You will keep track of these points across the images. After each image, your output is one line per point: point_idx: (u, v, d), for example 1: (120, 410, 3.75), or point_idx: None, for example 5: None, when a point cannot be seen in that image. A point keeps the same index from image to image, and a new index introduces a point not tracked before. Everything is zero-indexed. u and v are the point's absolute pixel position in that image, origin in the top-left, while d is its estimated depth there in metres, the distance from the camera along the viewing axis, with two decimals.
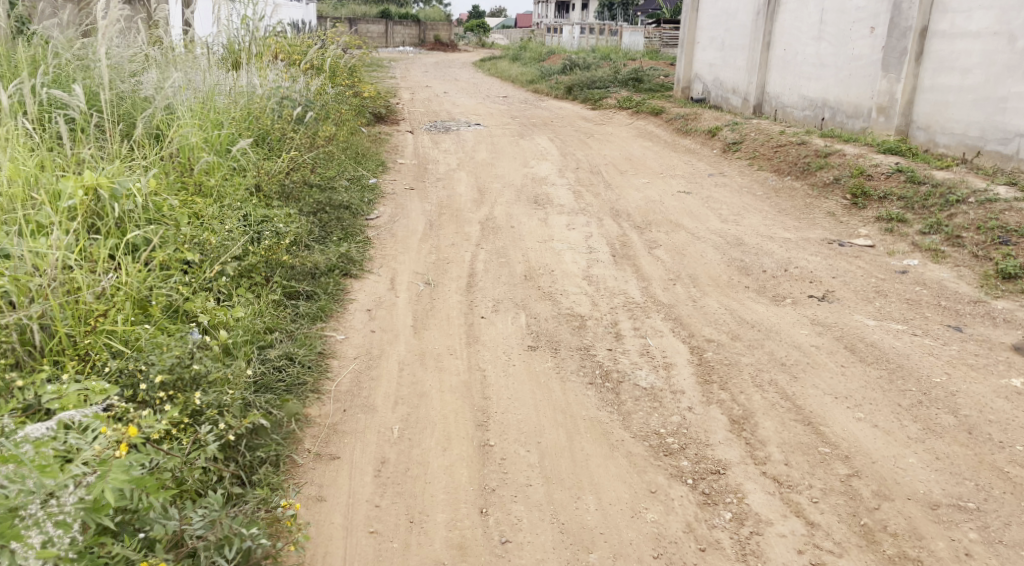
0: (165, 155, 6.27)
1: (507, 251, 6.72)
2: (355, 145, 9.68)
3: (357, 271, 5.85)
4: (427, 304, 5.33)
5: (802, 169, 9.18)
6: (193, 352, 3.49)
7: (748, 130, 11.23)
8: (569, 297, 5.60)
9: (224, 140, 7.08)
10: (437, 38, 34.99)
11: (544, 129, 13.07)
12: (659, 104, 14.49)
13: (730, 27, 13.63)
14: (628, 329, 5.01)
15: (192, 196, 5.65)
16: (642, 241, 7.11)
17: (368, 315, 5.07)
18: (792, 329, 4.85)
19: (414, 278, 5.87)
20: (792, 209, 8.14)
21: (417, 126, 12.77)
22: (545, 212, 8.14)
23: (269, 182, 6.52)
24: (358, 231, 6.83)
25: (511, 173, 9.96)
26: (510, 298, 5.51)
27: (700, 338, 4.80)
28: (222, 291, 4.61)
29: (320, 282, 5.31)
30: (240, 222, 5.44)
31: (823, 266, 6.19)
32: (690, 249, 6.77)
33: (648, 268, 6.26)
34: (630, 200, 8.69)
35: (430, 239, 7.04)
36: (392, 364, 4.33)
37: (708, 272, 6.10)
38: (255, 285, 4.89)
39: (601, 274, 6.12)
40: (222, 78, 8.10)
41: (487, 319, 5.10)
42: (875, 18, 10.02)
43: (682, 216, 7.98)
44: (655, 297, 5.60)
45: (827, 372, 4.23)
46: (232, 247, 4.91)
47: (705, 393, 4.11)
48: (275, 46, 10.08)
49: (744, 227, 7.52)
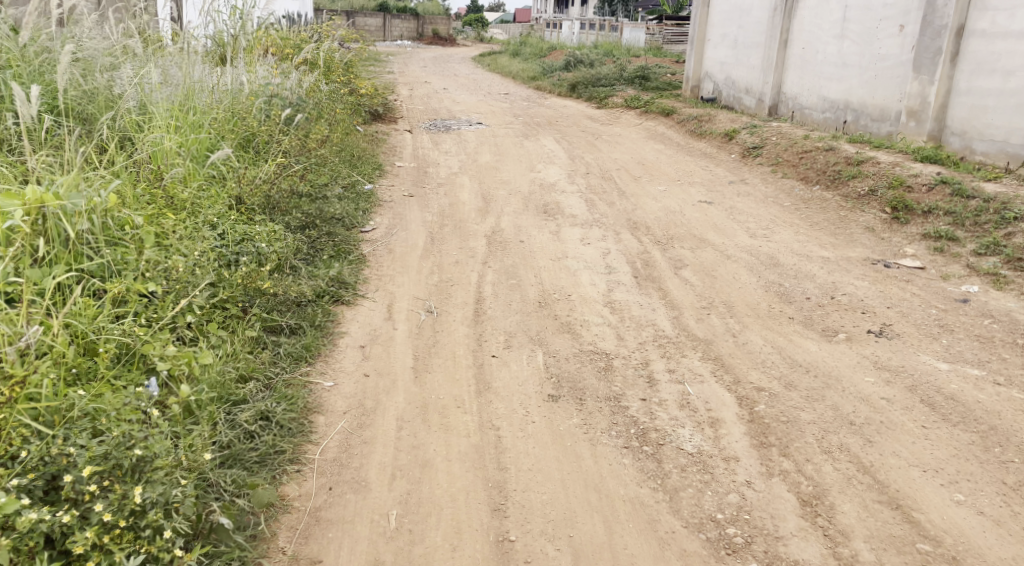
0: (133, 162, 5.62)
1: (517, 271, 6.06)
2: (350, 147, 8.99)
3: (349, 297, 5.19)
4: (428, 339, 4.68)
5: (833, 177, 8.49)
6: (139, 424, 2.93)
7: (769, 133, 10.55)
8: (590, 332, 4.92)
9: (203, 147, 6.41)
10: (435, 31, 34.24)
11: (550, 129, 12.39)
12: (669, 103, 13.78)
13: (744, 24, 12.93)
14: (663, 373, 4.34)
15: (161, 208, 5.00)
16: (666, 259, 6.45)
17: (362, 354, 4.40)
18: (854, 375, 4.15)
19: (414, 305, 5.20)
20: (826, 222, 7.47)
21: (416, 124, 12.10)
22: (556, 224, 7.48)
23: (253, 193, 5.84)
24: (352, 246, 6.12)
25: (517, 178, 9.28)
26: (523, 332, 4.84)
27: (747, 386, 4.12)
28: (189, 333, 3.99)
29: (306, 313, 4.64)
30: (215, 244, 4.79)
31: (873, 292, 5.50)
32: (720, 269, 6.11)
33: (677, 293, 5.60)
34: (648, 210, 8.03)
35: (432, 256, 6.36)
36: (387, 421, 3.66)
37: (744, 300, 5.43)
38: (229, 321, 4.25)
39: (624, 301, 5.46)
40: (206, 73, 7.42)
41: (500, 360, 4.42)
42: (905, 16, 9.35)
43: (707, 230, 7.32)
44: (688, 330, 4.93)
45: (906, 434, 3.55)
46: (205, 275, 4.26)
47: (764, 460, 3.43)
48: (266, 40, 9.39)
49: (776, 244, 6.85)
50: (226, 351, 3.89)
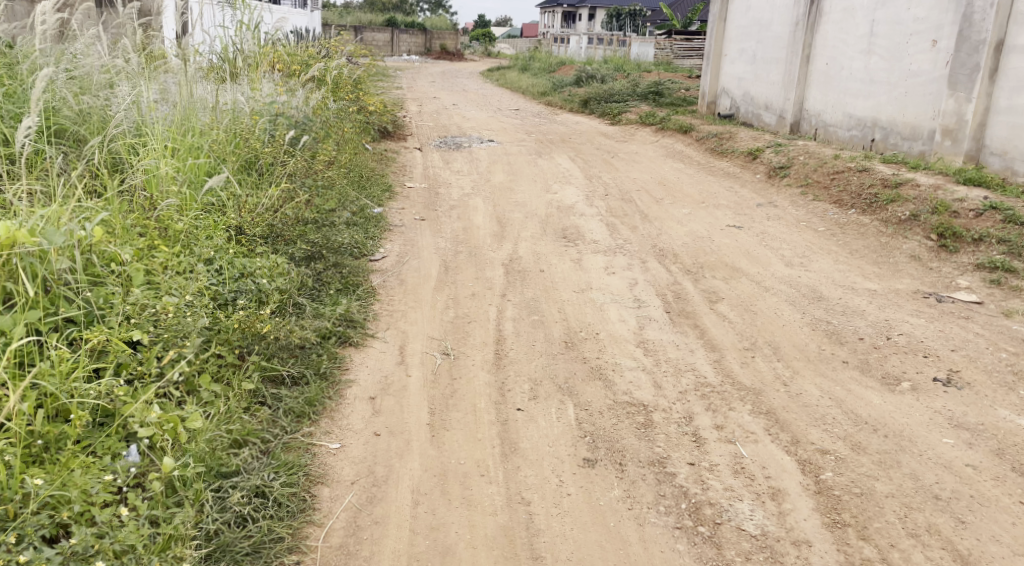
0: (125, 189, 5.20)
1: (539, 305, 5.60)
2: (359, 168, 8.55)
3: (358, 338, 4.73)
4: (446, 387, 4.22)
5: (869, 201, 8.01)
6: (97, 532, 2.74)
7: (795, 152, 10.09)
8: (624, 379, 4.44)
9: (202, 171, 5.98)
10: (443, 46, 33.82)
11: (564, 146, 11.94)
12: (686, 120, 13.32)
13: (763, 38, 12.46)
14: (710, 430, 3.87)
15: (153, 241, 4.59)
16: (698, 291, 5.96)
17: (372, 407, 3.96)
18: (929, 436, 3.70)
19: (429, 347, 4.73)
20: (866, 249, 7.00)
21: (427, 142, 11.68)
22: (577, 250, 7.02)
23: (253, 223, 5.39)
24: (361, 278, 5.63)
25: (533, 200, 8.81)
26: (550, 379, 4.37)
27: (809, 448, 3.66)
28: (180, 387, 3.57)
29: (311, 360, 4.17)
30: (209, 282, 4.37)
31: (932, 331, 5.03)
32: (760, 303, 5.64)
33: (716, 332, 5.12)
34: (674, 235, 7.57)
35: (446, 287, 5.90)
36: (402, 494, 3.29)
37: (791, 339, 4.96)
38: (223, 372, 3.81)
39: (657, 341, 5.00)
40: (206, 93, 6.99)
41: (526, 414, 3.94)
42: (938, 30, 8.90)
43: (739, 258, 6.85)
44: (733, 377, 4.45)
45: (1004, 514, 3.22)
46: (198, 317, 3.84)
47: (841, 546, 3.10)
48: (271, 56, 8.95)
49: (815, 274, 6.39)
50: (219, 412, 3.47)
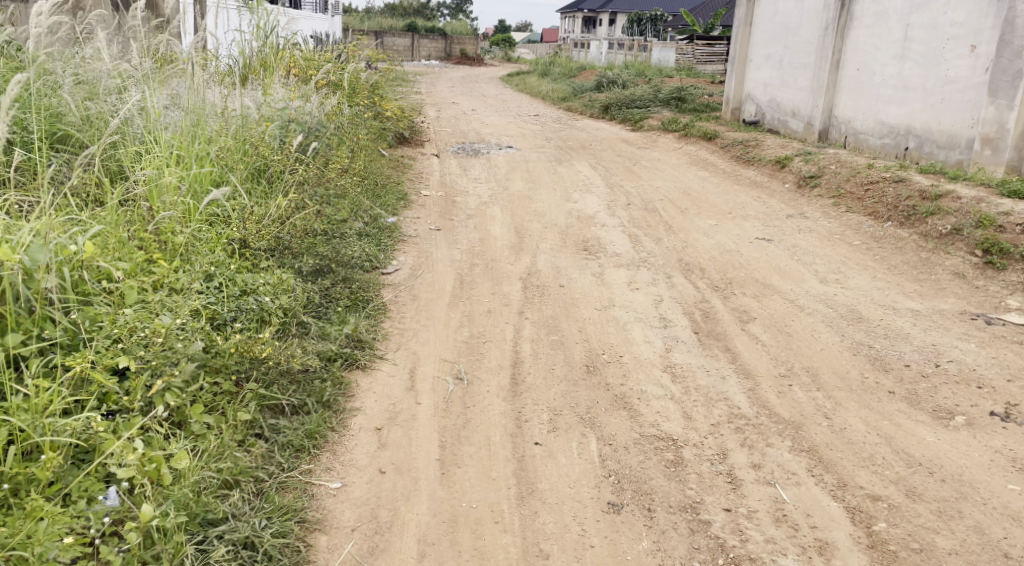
0: (125, 199, 4.92)
1: (559, 323, 5.28)
2: (373, 175, 8.27)
3: (365, 360, 4.42)
4: (458, 415, 3.90)
5: (906, 213, 7.64)
6: None
7: (826, 161, 9.71)
8: (651, 409, 4.10)
9: (208, 180, 5.70)
10: (463, 51, 33.56)
11: (585, 153, 11.61)
12: (710, 126, 12.95)
13: (791, 43, 12.07)
14: (746, 470, 3.55)
15: (150, 256, 4.31)
16: (728, 310, 5.62)
17: (376, 437, 3.66)
18: (994, 481, 3.41)
19: (441, 370, 4.41)
20: (906, 265, 6.68)
21: (444, 148, 11.39)
22: (599, 264, 6.70)
23: (258, 235, 5.10)
24: (372, 293, 5.31)
25: (552, 209, 8.49)
26: (571, 409, 4.04)
27: (857, 494, 3.35)
28: (168, 419, 3.28)
29: (313, 387, 3.85)
30: (207, 301, 4.07)
31: (985, 358, 4.69)
32: (795, 324, 5.28)
33: (749, 356, 4.78)
34: (700, 247, 7.23)
35: (461, 303, 5.59)
36: (407, 545, 3.05)
37: (831, 366, 4.63)
38: (217, 401, 3.51)
39: (686, 364, 4.67)
40: (214, 98, 6.70)
41: (544, 450, 3.62)
42: (977, 35, 8.51)
43: (770, 273, 6.50)
44: (770, 409, 4.11)
45: None
46: (192, 341, 3.54)
47: None
48: (286, 60, 8.68)
49: (852, 292, 6.04)
50: (208, 450, 3.17)
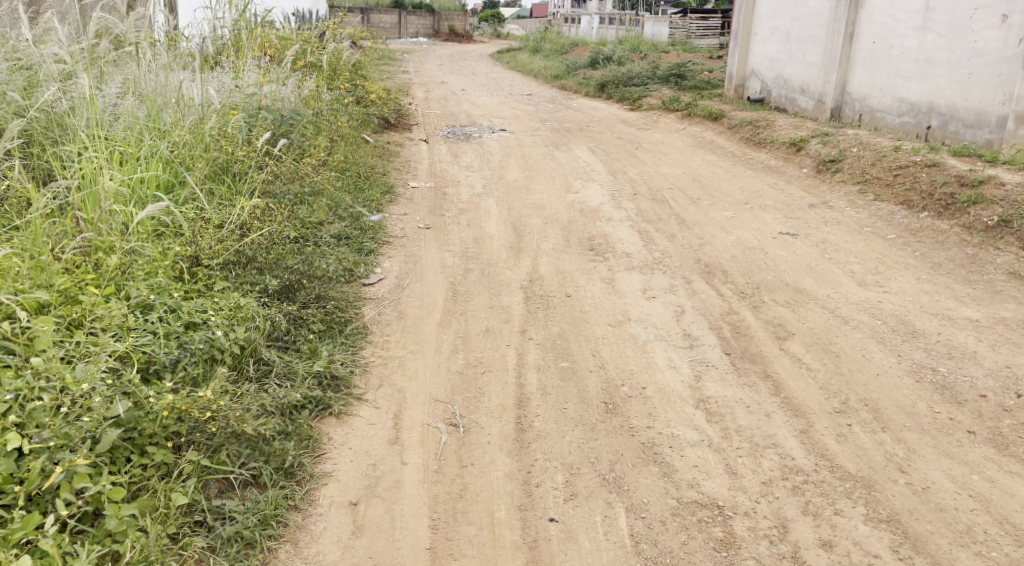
0: (50, 211, 4.11)
1: (569, 345, 4.52)
2: (354, 168, 7.46)
3: (339, 406, 3.67)
4: (456, 479, 3.23)
5: (944, 203, 6.92)
6: None
7: (845, 142, 8.95)
8: (687, 462, 3.37)
9: (157, 185, 4.92)
10: (452, 28, 32.50)
11: (583, 136, 10.82)
12: (715, 105, 12.14)
13: (799, 14, 11.24)
14: (815, 551, 2.97)
15: (74, 282, 3.53)
16: (762, 324, 4.86)
17: (353, 517, 3.02)
18: None
19: (431, 415, 3.67)
20: (952, 264, 5.98)
21: (433, 132, 10.59)
22: (608, 266, 5.95)
23: (213, 249, 4.28)
24: (349, 314, 4.54)
25: (551, 201, 7.73)
26: (591, 465, 3.34)
27: None
28: (78, 513, 2.63)
29: (273, 450, 3.10)
30: (140, 342, 3.30)
31: None
32: (841, 342, 4.55)
33: (795, 386, 4.04)
34: (719, 244, 6.48)
35: (453, 320, 4.84)
36: None
37: (894, 397, 3.90)
38: (145, 480, 2.81)
39: (720, 397, 3.93)
40: (170, 84, 5.82)
41: (562, 529, 3.02)
42: (1010, 3, 7.75)
43: (802, 275, 5.77)
44: (831, 460, 3.40)
45: None
46: (111, 407, 2.79)
47: None
48: (259, 41, 7.83)
49: (898, 297, 5.32)
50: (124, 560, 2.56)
